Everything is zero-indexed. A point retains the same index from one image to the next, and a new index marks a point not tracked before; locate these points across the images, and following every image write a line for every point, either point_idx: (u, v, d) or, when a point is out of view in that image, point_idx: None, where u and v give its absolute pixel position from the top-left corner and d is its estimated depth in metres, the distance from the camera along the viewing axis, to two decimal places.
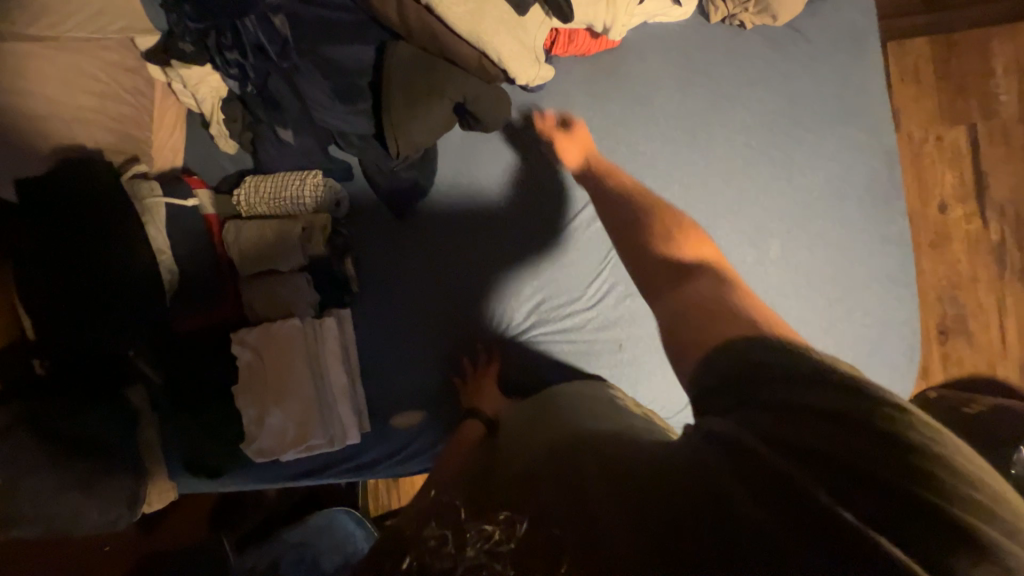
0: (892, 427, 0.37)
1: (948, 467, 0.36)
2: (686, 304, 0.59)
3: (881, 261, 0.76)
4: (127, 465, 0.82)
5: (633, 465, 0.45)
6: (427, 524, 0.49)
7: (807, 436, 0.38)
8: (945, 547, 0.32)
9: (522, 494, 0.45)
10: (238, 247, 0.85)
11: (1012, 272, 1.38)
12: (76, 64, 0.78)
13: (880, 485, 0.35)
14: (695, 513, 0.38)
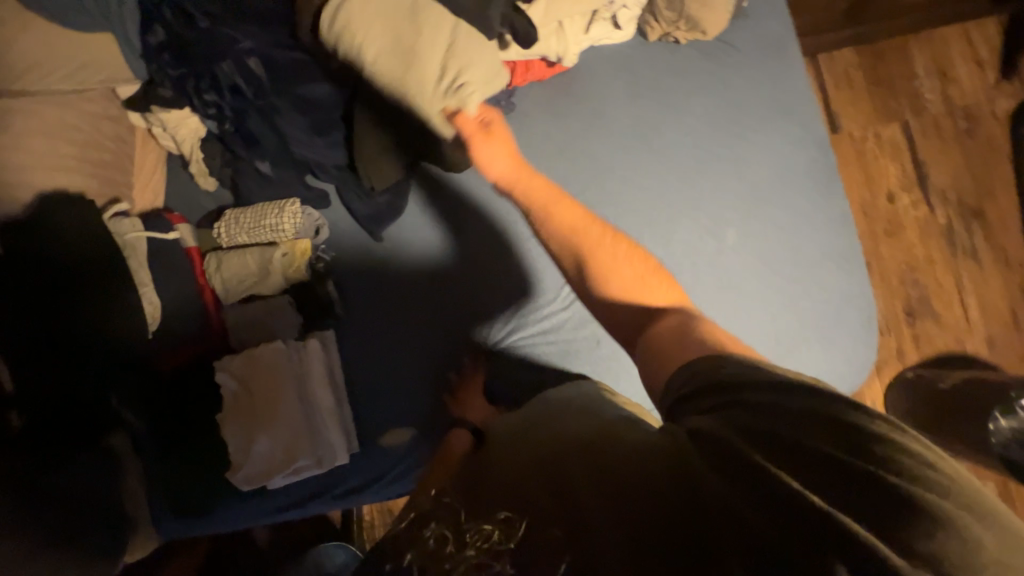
0: (859, 419, 0.43)
1: (908, 458, 0.40)
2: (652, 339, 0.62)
3: (831, 240, 0.81)
4: (108, 515, 0.80)
5: (629, 465, 0.48)
6: (424, 524, 0.54)
7: (779, 431, 0.44)
8: (901, 526, 0.37)
9: (520, 497, 0.50)
10: (221, 278, 0.87)
11: (963, 252, 1.47)
12: (60, 116, 0.81)
13: (847, 471, 0.40)
14: (684, 513, 0.42)
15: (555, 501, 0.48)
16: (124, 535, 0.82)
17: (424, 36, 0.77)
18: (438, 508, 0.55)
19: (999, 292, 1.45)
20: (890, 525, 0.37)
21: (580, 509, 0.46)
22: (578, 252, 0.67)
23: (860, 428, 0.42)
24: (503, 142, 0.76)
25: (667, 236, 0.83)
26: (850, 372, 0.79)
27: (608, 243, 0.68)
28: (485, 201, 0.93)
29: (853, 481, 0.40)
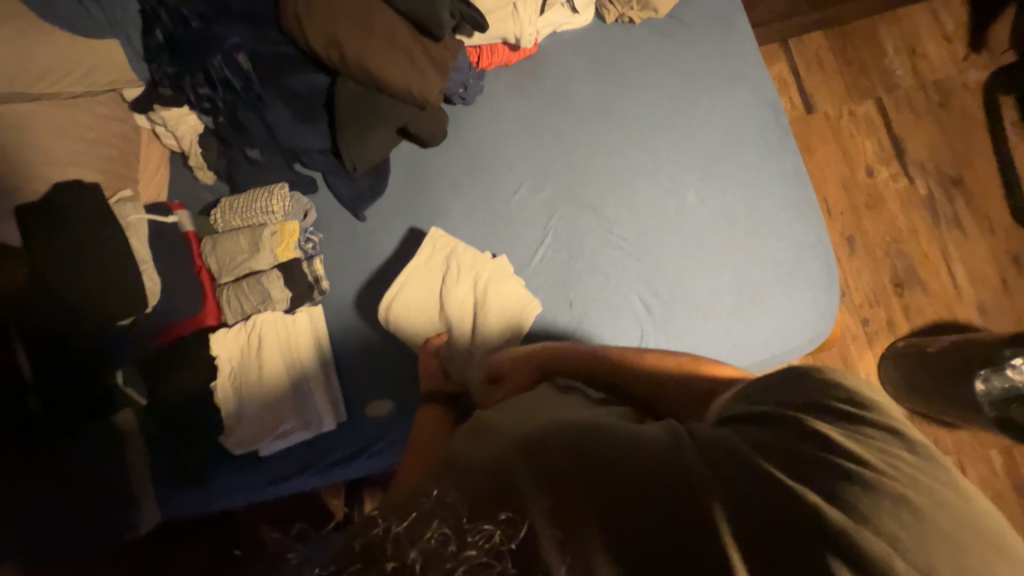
0: (869, 442, 0.48)
1: (891, 467, 0.46)
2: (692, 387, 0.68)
3: (784, 192, 0.85)
4: (112, 490, 0.88)
5: (638, 470, 0.48)
6: (422, 525, 0.46)
7: (800, 445, 0.48)
8: (879, 529, 0.43)
9: (526, 500, 0.48)
10: (216, 259, 0.94)
11: (946, 221, 1.48)
12: (74, 117, 0.90)
13: (857, 485, 0.45)
14: (691, 521, 0.44)
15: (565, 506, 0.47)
16: (129, 507, 0.89)
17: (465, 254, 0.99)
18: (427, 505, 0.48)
19: (986, 258, 1.45)
20: (878, 523, 0.43)
21: (590, 519, 0.45)
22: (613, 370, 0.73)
23: (869, 451, 0.47)
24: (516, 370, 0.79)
25: (630, 200, 0.89)
26: (814, 317, 0.82)
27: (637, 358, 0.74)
28: (457, 175, 0.96)
29: (837, 486, 0.45)
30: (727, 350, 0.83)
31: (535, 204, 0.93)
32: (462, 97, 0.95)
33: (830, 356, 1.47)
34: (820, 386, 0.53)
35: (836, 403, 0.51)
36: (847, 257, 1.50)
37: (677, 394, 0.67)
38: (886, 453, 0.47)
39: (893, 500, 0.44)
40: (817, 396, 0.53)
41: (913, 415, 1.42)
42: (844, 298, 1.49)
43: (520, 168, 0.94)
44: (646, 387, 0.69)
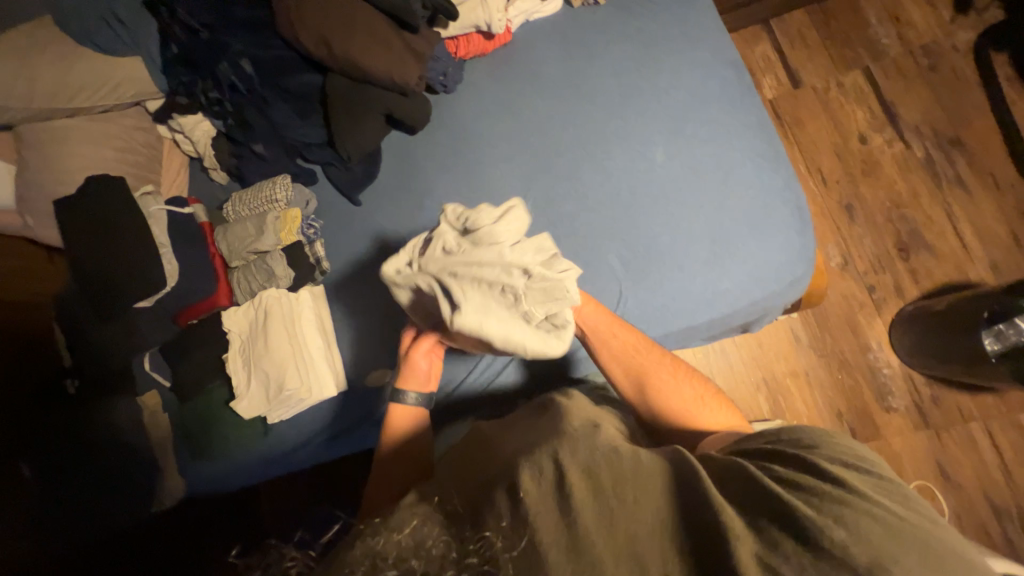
0: (870, 485, 0.56)
1: (886, 500, 0.53)
2: (696, 399, 0.77)
3: (752, 143, 0.88)
4: (140, 460, 1.03)
5: (652, 489, 0.54)
6: (423, 529, 0.49)
7: (807, 480, 0.55)
8: (879, 547, 0.47)
9: (532, 508, 0.50)
10: (227, 245, 1.02)
11: (948, 182, 1.45)
12: (106, 129, 1.03)
13: (867, 517, 0.50)
14: (701, 532, 0.50)
15: (578, 516, 0.49)
16: (155, 477, 1.03)
17: (500, 218, 0.79)
18: (428, 514, 0.52)
19: (995, 216, 1.41)
20: (885, 548, 0.47)
21: (605, 528, 0.49)
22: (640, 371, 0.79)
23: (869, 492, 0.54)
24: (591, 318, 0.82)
25: (604, 165, 0.93)
26: (789, 258, 0.83)
27: (670, 365, 0.80)
28: (442, 157, 1.03)
29: (834, 506, 0.51)
30: (705, 297, 0.85)
31: (516, 177, 0.98)
32: (443, 85, 1.03)
33: (838, 325, 1.44)
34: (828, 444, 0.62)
35: (828, 450, 0.61)
36: (848, 225, 1.48)
37: (680, 400, 0.77)
38: (876, 490, 0.55)
39: (893, 524, 0.50)
40: (826, 450, 0.61)
41: (932, 381, 1.37)
42: (848, 266, 1.46)
43: (500, 146, 1.00)
44: (668, 389, 0.78)
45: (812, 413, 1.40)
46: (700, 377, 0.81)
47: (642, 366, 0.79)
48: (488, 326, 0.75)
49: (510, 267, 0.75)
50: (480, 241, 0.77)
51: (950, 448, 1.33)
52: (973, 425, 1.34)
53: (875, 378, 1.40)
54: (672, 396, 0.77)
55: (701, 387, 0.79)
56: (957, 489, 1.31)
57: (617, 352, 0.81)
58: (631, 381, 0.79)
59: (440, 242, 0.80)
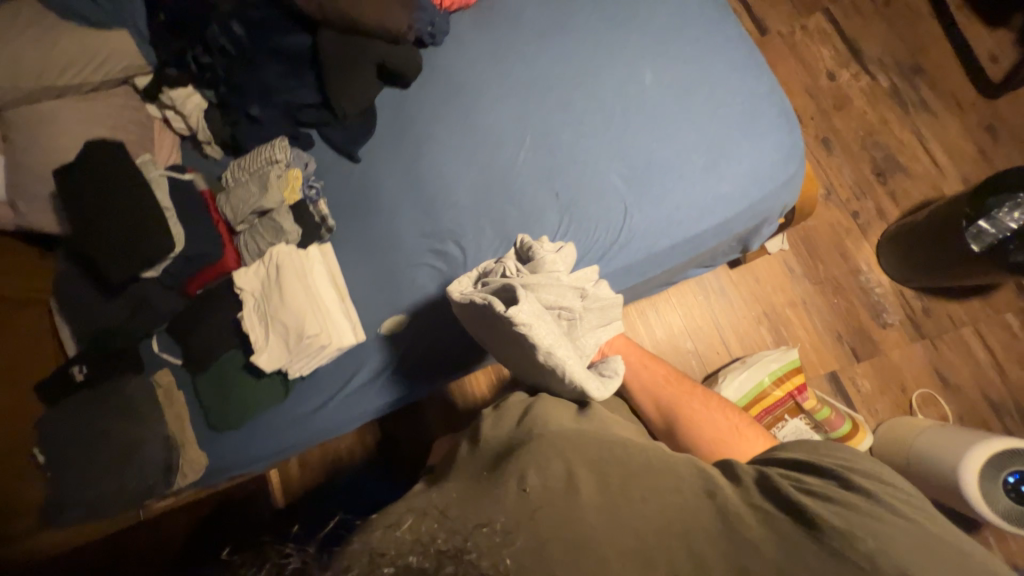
0: (902, 496, 0.56)
1: (919, 515, 0.53)
2: (733, 428, 0.81)
3: (733, 54, 0.92)
4: (157, 436, 1.01)
5: (661, 489, 0.57)
6: (416, 532, 0.46)
7: (831, 491, 0.56)
8: (904, 560, 0.48)
9: (537, 502, 0.54)
10: (230, 208, 1.02)
11: (914, 106, 1.53)
12: (97, 107, 1.02)
13: (890, 530, 0.51)
14: (711, 538, 0.52)
15: (582, 509, 0.53)
16: (174, 453, 1.02)
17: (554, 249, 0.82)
18: (423, 515, 0.50)
19: (960, 134, 1.49)
20: (904, 558, 0.48)
21: (611, 523, 0.52)
22: (673, 398, 0.85)
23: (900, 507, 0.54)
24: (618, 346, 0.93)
25: (595, 93, 0.96)
26: (780, 158, 0.88)
27: (701, 395, 0.87)
28: (434, 104, 1.05)
29: (858, 519, 0.52)
30: (707, 204, 0.88)
31: (510, 115, 1.00)
32: (431, 35, 1.05)
33: (828, 253, 1.50)
34: (862, 460, 0.61)
35: (864, 466, 0.60)
36: (827, 157, 1.54)
37: (715, 428, 0.80)
38: (905, 501, 0.55)
39: (916, 532, 0.51)
40: (859, 467, 0.60)
41: (922, 294, 1.44)
42: (832, 195, 1.52)
43: (492, 89, 1.02)
44: (701, 413, 0.83)
45: (814, 338, 1.45)
46: (731, 408, 0.85)
47: (672, 395, 0.86)
48: (553, 338, 0.71)
49: (572, 288, 0.78)
50: (537, 269, 0.79)
51: (946, 354, 1.39)
52: (964, 329, 1.40)
53: (869, 297, 1.46)
54: (709, 423, 0.81)
55: (736, 417, 0.83)
56: (957, 392, 1.37)
57: (642, 380, 0.88)
58: (656, 409, 0.85)
59: (496, 271, 0.82)
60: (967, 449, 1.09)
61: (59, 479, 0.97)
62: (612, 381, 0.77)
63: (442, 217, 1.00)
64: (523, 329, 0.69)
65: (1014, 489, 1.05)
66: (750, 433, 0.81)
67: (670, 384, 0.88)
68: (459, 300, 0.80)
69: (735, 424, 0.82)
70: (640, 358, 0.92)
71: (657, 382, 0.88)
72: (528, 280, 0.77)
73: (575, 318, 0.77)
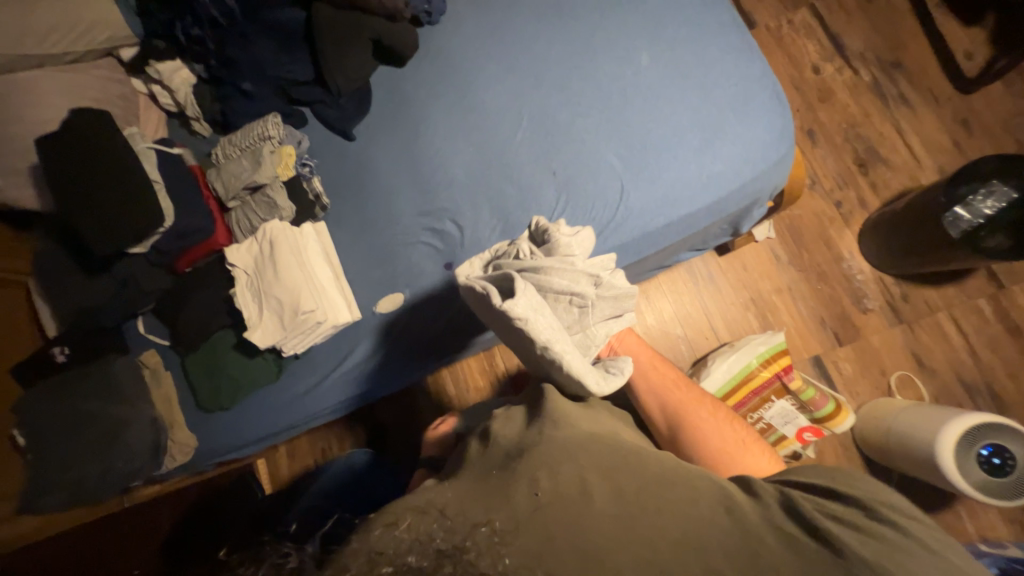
0: (908, 514, 0.58)
1: (926, 533, 0.56)
2: (741, 442, 0.81)
3: (726, 38, 0.94)
4: (143, 417, 0.98)
5: (676, 501, 0.59)
6: (415, 528, 0.49)
7: (845, 512, 0.58)
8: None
9: (545, 503, 0.56)
10: (222, 183, 1.00)
11: (894, 100, 1.58)
12: (80, 79, 0.99)
13: (904, 550, 0.54)
14: (726, 552, 0.54)
15: (596, 518, 0.55)
16: (162, 434, 1.00)
17: (571, 234, 0.76)
18: (423, 514, 0.52)
19: (937, 127, 1.55)
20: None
21: (629, 538, 0.54)
22: (683, 404, 0.84)
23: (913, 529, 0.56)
24: (629, 346, 0.91)
25: (592, 74, 0.97)
26: (772, 139, 0.90)
27: (711, 404, 0.86)
28: (431, 83, 1.04)
29: (872, 539, 0.55)
30: (701, 183, 0.90)
31: (508, 95, 1.00)
32: (428, 15, 1.05)
33: (813, 241, 1.54)
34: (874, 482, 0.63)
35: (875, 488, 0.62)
36: (811, 149, 1.59)
37: (723, 441, 0.81)
38: (916, 521, 0.57)
39: (925, 550, 0.54)
40: (872, 489, 0.62)
41: (900, 281, 1.49)
42: (815, 185, 1.57)
43: (490, 69, 1.02)
44: (712, 424, 0.83)
45: (798, 324, 1.49)
46: (740, 423, 0.86)
47: (682, 401, 0.85)
48: (552, 332, 0.68)
49: (586, 275, 0.72)
50: (552, 252, 0.74)
51: (923, 338, 1.45)
52: (940, 315, 1.46)
53: (851, 284, 1.51)
54: (718, 436, 0.81)
55: (744, 433, 0.84)
56: (933, 374, 1.42)
57: (650, 381, 0.86)
58: (662, 413, 0.84)
59: (510, 252, 0.78)
60: (941, 427, 1.13)
61: (43, 462, 0.94)
62: (616, 379, 0.72)
63: (439, 196, 1.00)
64: (519, 323, 0.67)
65: (986, 461, 1.10)
66: (756, 449, 0.82)
67: (682, 388, 0.86)
68: (465, 284, 0.77)
69: (743, 438, 0.83)
70: (651, 359, 0.91)
71: (669, 387, 0.86)
72: (540, 265, 0.73)
73: (586, 307, 0.72)
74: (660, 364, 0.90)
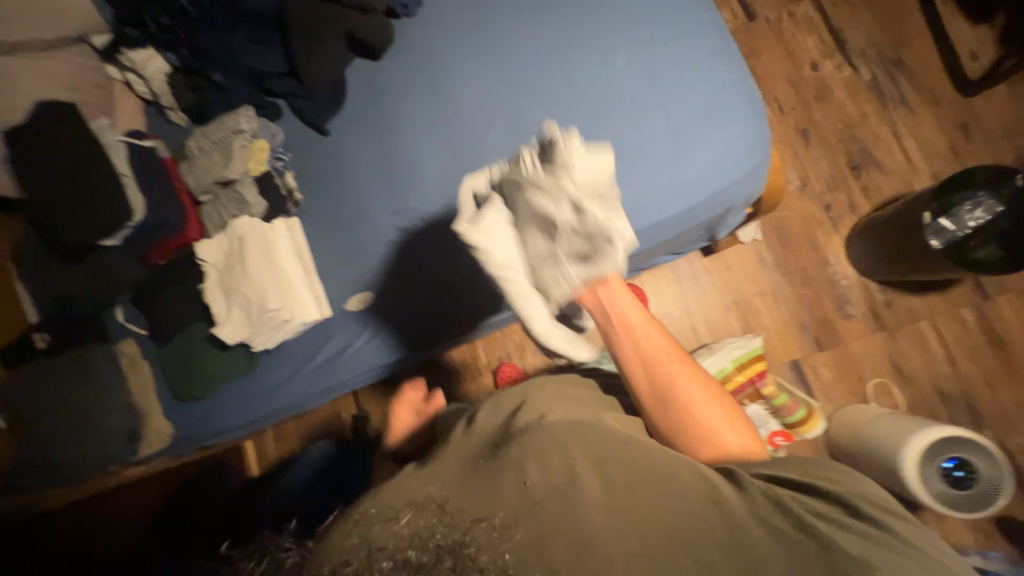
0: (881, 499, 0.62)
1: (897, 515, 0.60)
2: (727, 420, 0.75)
3: (705, 41, 0.91)
4: (120, 405, 1.02)
5: (664, 492, 0.60)
6: (422, 519, 0.52)
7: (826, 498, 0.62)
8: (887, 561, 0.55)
9: (535, 496, 0.58)
10: (194, 176, 1.01)
11: (893, 101, 1.54)
12: (53, 66, 0.98)
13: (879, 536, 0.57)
14: (710, 539, 0.56)
15: (580, 507, 0.57)
16: (140, 422, 1.03)
17: (579, 151, 0.71)
18: (422, 505, 0.55)
19: (934, 131, 1.51)
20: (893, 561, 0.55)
21: (617, 525, 0.56)
22: (672, 379, 0.75)
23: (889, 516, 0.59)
24: (623, 303, 0.76)
25: (568, 73, 0.95)
26: (746, 147, 0.88)
27: (703, 380, 0.77)
28: (406, 79, 1.02)
29: (849, 524, 0.58)
30: (673, 191, 0.89)
31: (482, 93, 0.98)
32: (403, 6, 1.02)
33: (799, 244, 1.52)
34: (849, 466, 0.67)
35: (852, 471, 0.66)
36: (804, 149, 1.55)
37: (708, 422, 0.74)
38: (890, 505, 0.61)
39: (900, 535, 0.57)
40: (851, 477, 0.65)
41: (885, 287, 1.48)
42: (806, 188, 1.54)
43: (465, 65, 1.00)
44: (699, 404, 0.75)
45: (779, 327, 1.49)
46: (729, 401, 0.78)
47: (672, 376, 0.75)
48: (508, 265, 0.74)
49: (570, 202, 0.71)
50: (552, 168, 0.73)
51: (903, 345, 1.44)
52: (922, 323, 1.45)
53: (835, 289, 1.49)
54: (705, 415, 0.74)
55: (731, 409, 0.77)
56: (910, 382, 1.42)
57: (637, 350, 0.75)
58: (646, 385, 0.75)
59: (518, 160, 0.78)
60: (909, 436, 1.14)
61: (26, 445, 0.97)
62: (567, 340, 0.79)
63: (410, 195, 0.99)
64: (473, 250, 0.74)
65: (949, 474, 1.12)
66: (740, 427, 0.76)
67: (674, 360, 0.76)
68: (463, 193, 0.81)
69: (729, 416, 0.76)
70: (645, 322, 0.77)
71: (657, 357, 0.76)
72: (534, 180, 0.73)
73: (559, 236, 0.73)
74: (655, 327, 0.77)
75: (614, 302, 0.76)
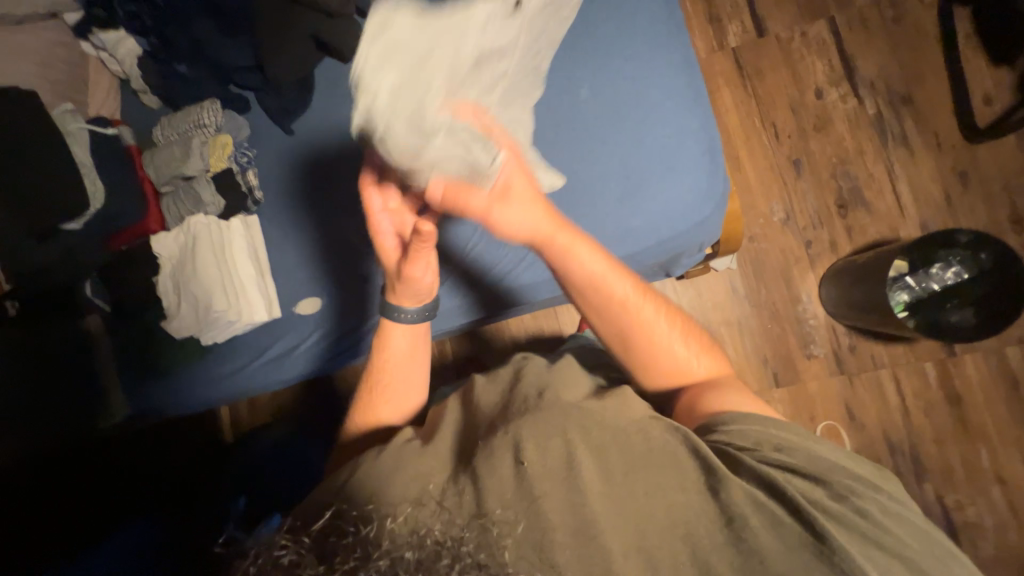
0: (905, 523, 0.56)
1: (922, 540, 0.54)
2: (694, 351, 0.73)
3: (671, 82, 0.88)
4: (78, 379, 1.03)
5: (665, 482, 0.55)
6: (426, 525, 0.47)
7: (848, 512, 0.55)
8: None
9: (536, 479, 0.53)
10: (155, 166, 1.06)
11: (894, 139, 1.47)
12: (22, 41, 0.98)
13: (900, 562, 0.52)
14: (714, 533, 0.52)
15: (585, 494, 0.53)
16: (100, 396, 1.04)
17: None
18: (420, 505, 0.51)
19: (931, 177, 1.45)
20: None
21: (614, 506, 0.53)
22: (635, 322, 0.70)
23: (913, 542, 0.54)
24: (582, 248, 0.68)
25: None
26: (697, 199, 0.87)
27: (667, 315, 0.72)
28: None
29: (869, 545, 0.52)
30: (618, 235, 0.88)
31: None
32: None
33: (774, 278, 1.50)
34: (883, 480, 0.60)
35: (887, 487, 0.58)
36: (794, 180, 1.50)
37: (674, 358, 0.72)
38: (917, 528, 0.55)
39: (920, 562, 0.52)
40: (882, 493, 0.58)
41: (852, 331, 1.46)
42: (790, 221, 1.50)
43: None
44: (664, 341, 0.71)
45: (740, 359, 1.49)
46: (688, 320, 0.75)
47: (639, 317, 0.70)
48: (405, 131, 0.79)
49: None
50: None
51: (859, 392, 1.45)
52: (882, 371, 1.44)
53: (801, 327, 1.48)
54: (671, 350, 0.72)
55: (694, 333, 0.74)
56: (861, 429, 1.43)
57: (602, 297, 0.69)
58: (612, 333, 0.71)
59: None
60: None
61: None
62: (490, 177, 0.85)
63: None
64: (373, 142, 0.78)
65: None
66: (706, 351, 0.74)
67: (638, 300, 0.70)
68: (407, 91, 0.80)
69: (694, 342, 0.73)
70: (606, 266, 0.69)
71: (634, 312, 0.70)
72: None
73: None
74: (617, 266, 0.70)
75: (572, 252, 0.68)
